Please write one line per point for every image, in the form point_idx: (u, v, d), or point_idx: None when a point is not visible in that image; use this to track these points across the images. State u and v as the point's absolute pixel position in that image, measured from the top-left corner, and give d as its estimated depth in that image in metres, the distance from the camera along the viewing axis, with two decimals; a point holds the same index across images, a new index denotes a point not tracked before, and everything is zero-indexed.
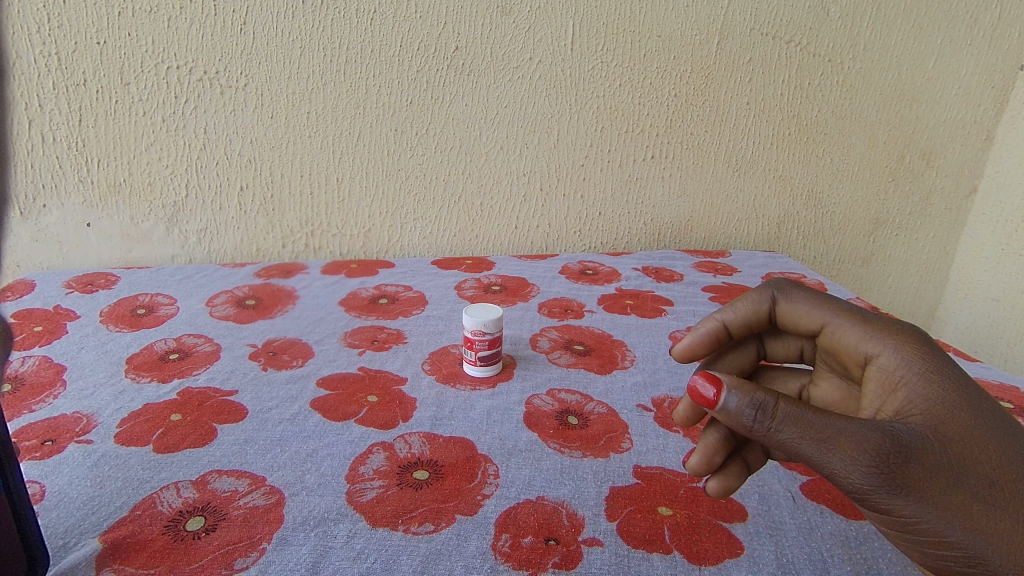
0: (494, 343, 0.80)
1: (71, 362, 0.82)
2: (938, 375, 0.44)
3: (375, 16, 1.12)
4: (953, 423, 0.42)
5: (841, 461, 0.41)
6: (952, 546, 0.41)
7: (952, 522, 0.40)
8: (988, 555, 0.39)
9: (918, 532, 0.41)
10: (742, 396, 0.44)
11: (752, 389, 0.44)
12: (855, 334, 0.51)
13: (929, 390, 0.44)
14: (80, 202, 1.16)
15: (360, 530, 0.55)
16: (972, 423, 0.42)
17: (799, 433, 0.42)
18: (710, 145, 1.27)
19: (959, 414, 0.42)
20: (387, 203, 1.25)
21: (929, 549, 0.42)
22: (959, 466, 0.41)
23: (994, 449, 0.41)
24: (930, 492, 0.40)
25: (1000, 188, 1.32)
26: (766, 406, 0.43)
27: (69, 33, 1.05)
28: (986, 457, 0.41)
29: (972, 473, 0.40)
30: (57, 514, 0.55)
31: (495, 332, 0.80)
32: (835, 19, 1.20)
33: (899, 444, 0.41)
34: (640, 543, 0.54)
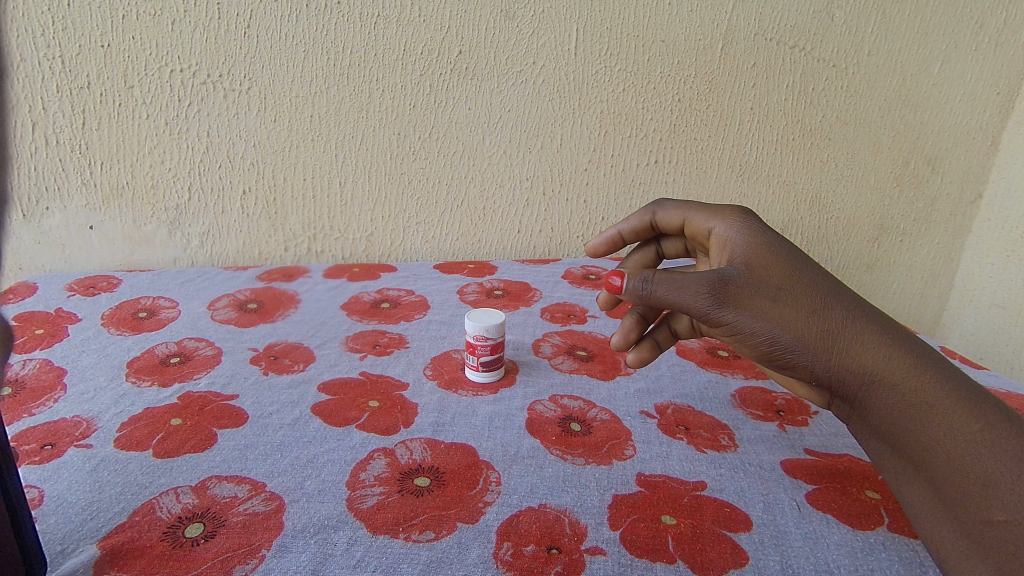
0: (495, 348, 0.80)
1: (72, 365, 0.82)
2: (756, 235, 0.61)
3: (378, 20, 1.12)
4: (766, 262, 0.59)
5: (692, 300, 0.58)
6: (779, 352, 0.57)
7: (772, 331, 0.56)
8: (798, 348, 0.55)
9: (755, 345, 0.58)
10: (633, 277, 0.61)
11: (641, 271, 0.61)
12: (702, 220, 0.68)
13: (749, 245, 0.61)
14: (83, 205, 1.16)
15: (360, 538, 0.54)
16: (777, 263, 0.58)
17: (667, 288, 0.59)
18: (713, 150, 1.27)
19: (770, 256, 0.59)
20: (389, 207, 1.25)
21: (766, 357, 0.58)
22: (770, 289, 0.57)
23: (796, 275, 0.57)
24: (753, 311, 0.57)
25: (1006, 195, 1.31)
26: (647, 279, 0.60)
27: (73, 36, 1.06)
28: (789, 282, 0.57)
29: (781, 294, 0.56)
30: (55, 520, 0.55)
31: (496, 336, 0.80)
32: (839, 24, 1.20)
33: (726, 279, 0.58)
34: (643, 552, 0.53)
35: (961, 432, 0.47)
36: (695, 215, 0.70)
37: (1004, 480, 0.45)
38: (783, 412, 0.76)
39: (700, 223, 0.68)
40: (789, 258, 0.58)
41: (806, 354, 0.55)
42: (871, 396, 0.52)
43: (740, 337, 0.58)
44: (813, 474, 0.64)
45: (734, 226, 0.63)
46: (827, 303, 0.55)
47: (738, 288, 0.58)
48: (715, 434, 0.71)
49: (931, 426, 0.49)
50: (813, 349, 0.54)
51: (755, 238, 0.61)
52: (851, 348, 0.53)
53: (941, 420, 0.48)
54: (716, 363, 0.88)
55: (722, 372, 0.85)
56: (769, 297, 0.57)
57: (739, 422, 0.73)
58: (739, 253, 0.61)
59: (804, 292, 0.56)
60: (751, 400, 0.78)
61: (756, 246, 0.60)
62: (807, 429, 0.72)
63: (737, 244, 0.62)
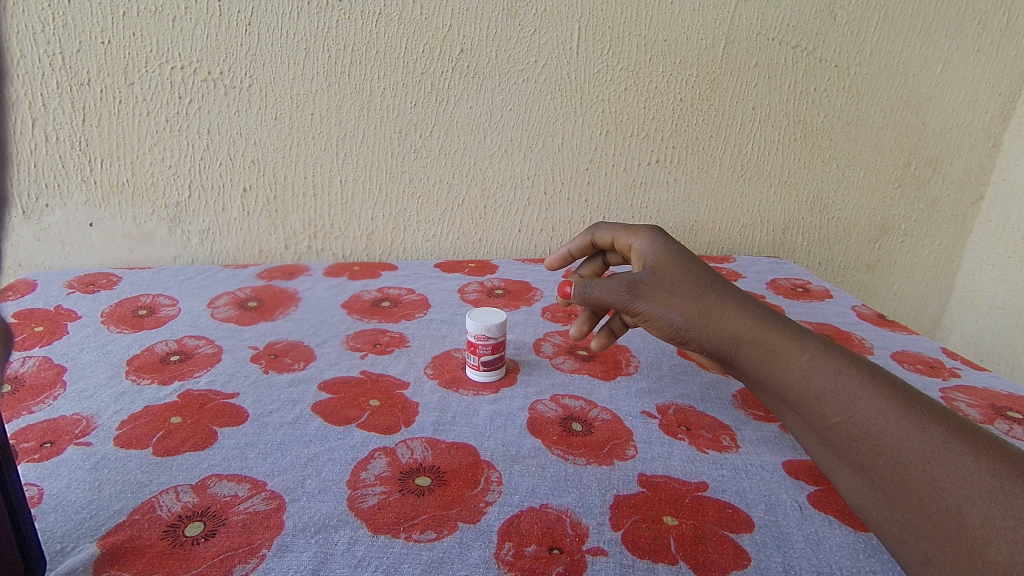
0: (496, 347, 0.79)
1: (72, 363, 0.82)
2: (661, 245, 0.72)
3: (380, 18, 1.11)
4: (666, 262, 0.70)
5: (614, 297, 0.70)
6: (679, 334, 0.67)
7: (670, 316, 0.67)
8: (690, 328, 0.66)
9: (661, 329, 0.69)
10: (577, 284, 0.74)
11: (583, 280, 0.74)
12: (622, 237, 0.78)
13: (655, 251, 0.72)
14: (83, 202, 1.16)
15: (361, 538, 0.54)
16: (674, 264, 0.69)
17: (598, 288, 0.72)
18: (715, 150, 1.27)
19: (667, 257, 0.70)
20: (390, 205, 1.25)
21: (671, 340, 0.69)
22: (668, 281, 0.68)
23: (687, 269, 0.69)
24: (655, 301, 0.68)
25: (1007, 196, 1.31)
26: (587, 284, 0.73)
27: (73, 33, 1.06)
28: (681, 275, 0.68)
29: (675, 286, 0.67)
30: (55, 518, 0.54)
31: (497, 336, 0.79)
32: (842, 24, 1.20)
33: (636, 276, 0.69)
34: (645, 553, 0.53)
35: (799, 366, 0.58)
36: (618, 233, 0.79)
37: (841, 397, 0.54)
38: None
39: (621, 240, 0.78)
40: (682, 256, 0.70)
41: (697, 332, 0.66)
42: (741, 356, 0.63)
43: (649, 324, 0.69)
44: (815, 475, 0.64)
45: (643, 238, 0.74)
46: (710, 289, 0.66)
47: (645, 283, 0.69)
48: (717, 434, 0.71)
49: (778, 365, 0.59)
50: (701, 326, 0.65)
51: (659, 246, 0.72)
52: (726, 319, 0.64)
53: (784, 361, 0.59)
54: None
55: None
56: (666, 287, 0.68)
57: (741, 423, 0.73)
58: (647, 258, 0.72)
59: (691, 281, 0.67)
60: (752, 400, 0.78)
61: (659, 252, 0.71)
62: None
63: (646, 252, 0.72)
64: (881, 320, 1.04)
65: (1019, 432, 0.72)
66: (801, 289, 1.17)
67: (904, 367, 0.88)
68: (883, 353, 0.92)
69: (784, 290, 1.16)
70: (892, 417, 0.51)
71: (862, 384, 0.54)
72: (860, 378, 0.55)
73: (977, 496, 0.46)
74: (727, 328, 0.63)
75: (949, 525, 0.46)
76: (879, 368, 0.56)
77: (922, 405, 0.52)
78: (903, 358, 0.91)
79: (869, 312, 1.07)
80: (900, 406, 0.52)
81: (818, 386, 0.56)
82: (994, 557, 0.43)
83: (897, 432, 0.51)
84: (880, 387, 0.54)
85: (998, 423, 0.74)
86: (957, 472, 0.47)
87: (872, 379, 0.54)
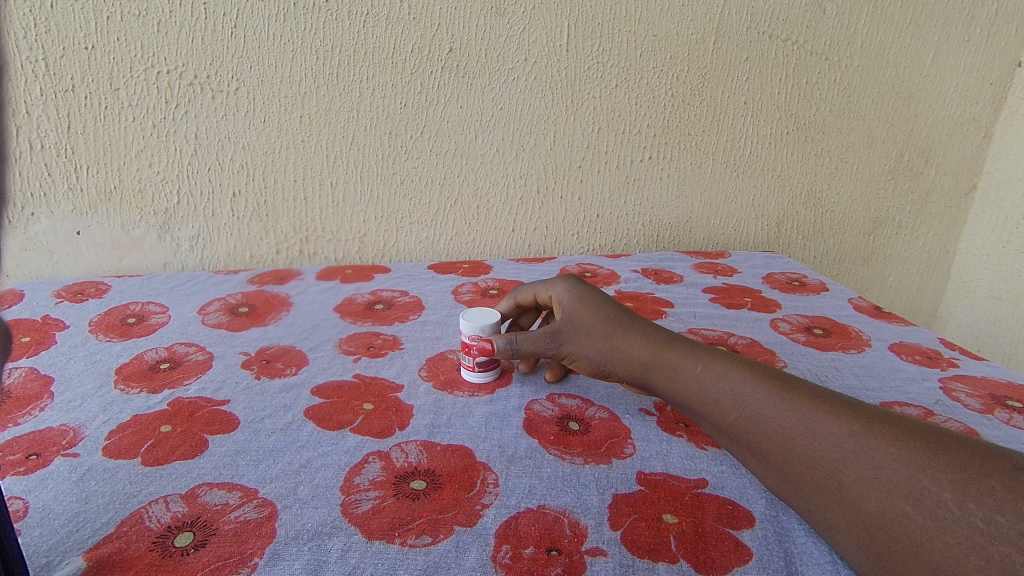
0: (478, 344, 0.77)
1: (59, 373, 0.80)
2: (575, 294, 0.77)
3: (367, 18, 1.10)
4: (581, 308, 0.75)
5: (543, 349, 0.74)
6: (602, 370, 0.73)
7: (592, 356, 0.73)
8: (609, 362, 0.72)
9: (588, 368, 0.74)
10: (501, 340, 0.75)
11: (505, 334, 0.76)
12: (540, 290, 0.81)
13: (572, 300, 0.76)
14: (70, 210, 1.14)
15: (355, 544, 0.53)
16: (587, 309, 0.74)
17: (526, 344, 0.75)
18: (708, 145, 1.26)
19: (582, 301, 0.75)
20: (381, 207, 1.24)
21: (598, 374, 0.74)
22: (584, 325, 0.73)
23: (600, 309, 0.74)
24: (578, 343, 0.73)
25: (1000, 186, 1.31)
26: (512, 340, 0.75)
27: (56, 39, 1.04)
28: (594, 316, 0.73)
29: (590, 328, 0.73)
30: (41, 532, 0.53)
31: (472, 333, 0.77)
32: (832, 17, 1.19)
33: (557, 326, 0.75)
34: (644, 552, 0.52)
35: (694, 378, 0.64)
36: (534, 287, 0.82)
37: (732, 396, 0.60)
38: None
39: (540, 293, 0.81)
40: (594, 299, 0.75)
41: (615, 365, 0.71)
42: (651, 377, 0.68)
43: (576, 365, 0.74)
44: None
45: (560, 287, 0.78)
46: (620, 325, 0.72)
47: (567, 330, 0.74)
48: None
49: (676, 382, 0.65)
50: (617, 359, 0.71)
51: (575, 293, 0.77)
52: (633, 350, 0.70)
53: (684, 378, 0.64)
54: None
55: None
56: (584, 331, 0.73)
57: None
58: (565, 306, 0.76)
59: (603, 321, 0.73)
60: None
61: (575, 300, 0.76)
62: None
63: (565, 300, 0.77)
64: (878, 312, 1.04)
65: (1019, 420, 0.71)
66: (796, 282, 1.16)
67: (901, 358, 0.87)
68: (880, 344, 0.91)
69: (780, 284, 1.15)
70: (771, 404, 0.57)
71: (747, 381, 0.60)
72: (744, 376, 0.60)
73: (846, 455, 0.51)
74: (636, 357, 0.69)
75: (833, 487, 0.51)
76: (762, 366, 0.62)
77: (795, 389, 0.57)
78: (900, 349, 0.90)
79: (865, 305, 1.06)
80: (778, 393, 0.57)
81: (715, 393, 0.61)
82: (868, 505, 0.48)
83: (777, 417, 0.56)
84: (762, 380, 0.59)
85: (998, 412, 0.73)
86: (826, 438, 0.52)
87: (755, 375, 0.60)
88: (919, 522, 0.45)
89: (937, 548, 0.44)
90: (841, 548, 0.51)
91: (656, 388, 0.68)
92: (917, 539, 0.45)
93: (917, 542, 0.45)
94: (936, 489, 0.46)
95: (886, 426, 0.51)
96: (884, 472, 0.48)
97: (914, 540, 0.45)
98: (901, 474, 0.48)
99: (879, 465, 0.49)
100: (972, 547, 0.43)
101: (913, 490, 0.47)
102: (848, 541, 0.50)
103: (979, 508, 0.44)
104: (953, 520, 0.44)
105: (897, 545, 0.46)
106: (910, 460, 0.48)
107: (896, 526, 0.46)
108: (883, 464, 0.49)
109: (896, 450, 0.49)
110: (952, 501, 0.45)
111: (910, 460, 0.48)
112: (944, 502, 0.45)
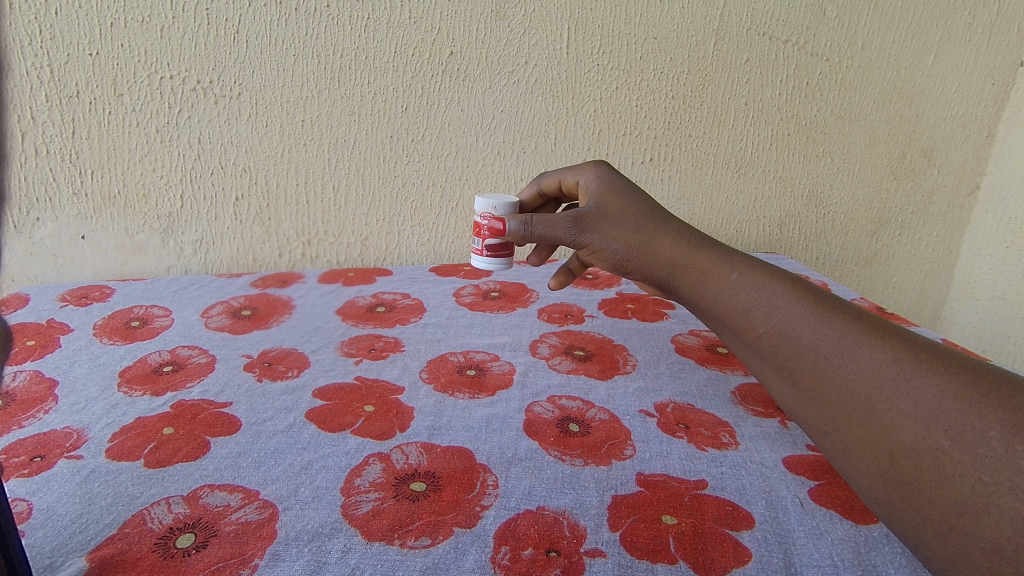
0: (488, 226, 0.77)
1: (63, 376, 0.81)
2: (605, 184, 0.75)
3: (369, 22, 1.11)
4: (611, 197, 0.74)
5: (562, 234, 0.73)
6: (622, 264, 0.73)
7: (614, 248, 0.73)
8: (632, 257, 0.72)
9: (605, 259, 0.74)
10: (517, 221, 0.74)
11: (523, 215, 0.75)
12: (566, 177, 0.80)
13: (600, 190, 0.75)
14: (74, 214, 1.15)
15: (355, 545, 0.53)
16: (617, 201, 0.74)
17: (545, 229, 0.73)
18: (709, 146, 1.26)
19: (612, 192, 0.75)
20: (384, 210, 1.24)
21: (616, 269, 0.75)
22: (610, 215, 0.73)
23: (630, 203, 0.73)
24: (601, 234, 0.73)
25: (1003, 185, 1.30)
26: (527, 222, 0.74)
27: (60, 45, 1.06)
28: (624, 209, 0.73)
29: (618, 220, 0.73)
30: (44, 533, 0.54)
31: (482, 214, 0.78)
32: (832, 18, 1.20)
33: (582, 212, 0.73)
34: (644, 553, 0.53)
35: (727, 285, 0.64)
36: (561, 173, 0.81)
37: (766, 309, 0.61)
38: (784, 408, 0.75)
39: (566, 180, 0.80)
40: (624, 191, 0.74)
41: (637, 261, 0.72)
42: (676, 279, 0.69)
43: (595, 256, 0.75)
44: (816, 470, 0.63)
45: (589, 174, 0.77)
46: (651, 221, 0.72)
47: (592, 218, 0.73)
48: (716, 431, 0.70)
49: (705, 287, 0.66)
50: (642, 257, 0.71)
51: (604, 181, 0.76)
52: (662, 248, 0.70)
53: (714, 282, 0.66)
54: (715, 360, 0.86)
55: (721, 369, 0.84)
56: (610, 222, 0.73)
57: (740, 419, 0.73)
58: (591, 194, 0.76)
59: (633, 215, 0.73)
60: (751, 396, 0.77)
61: (605, 191, 0.75)
62: None
63: (592, 190, 0.76)
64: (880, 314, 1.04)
65: None
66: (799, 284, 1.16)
67: None
68: None
69: None
70: (810, 323, 0.58)
71: (785, 295, 0.60)
72: (782, 291, 0.61)
73: (883, 384, 0.52)
74: (664, 255, 0.70)
75: (862, 414, 0.53)
76: (802, 281, 0.62)
77: (839, 310, 0.58)
78: None
79: (867, 306, 1.07)
80: (820, 315, 0.58)
81: (747, 303, 0.62)
82: (900, 435, 0.50)
83: (814, 336, 0.57)
84: (804, 298, 0.59)
85: None
86: (867, 364, 0.53)
87: (794, 290, 0.61)
88: (954, 457, 0.47)
89: (968, 484, 0.46)
90: (855, 473, 0.54)
91: (679, 290, 0.70)
92: (947, 473, 0.47)
93: (947, 476, 0.47)
94: (981, 427, 0.47)
95: (936, 360, 0.52)
96: (925, 405, 0.50)
97: (944, 473, 0.47)
98: (943, 411, 0.49)
99: (921, 396, 0.50)
100: (1008, 487, 0.45)
101: (953, 427, 0.48)
102: (865, 469, 0.53)
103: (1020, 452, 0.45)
104: (994, 460, 0.46)
105: (922, 476, 0.49)
106: (957, 396, 0.49)
107: (926, 459, 0.48)
108: (926, 396, 0.50)
109: (943, 386, 0.50)
110: (998, 439, 0.46)
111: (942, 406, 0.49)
112: (988, 440, 0.46)
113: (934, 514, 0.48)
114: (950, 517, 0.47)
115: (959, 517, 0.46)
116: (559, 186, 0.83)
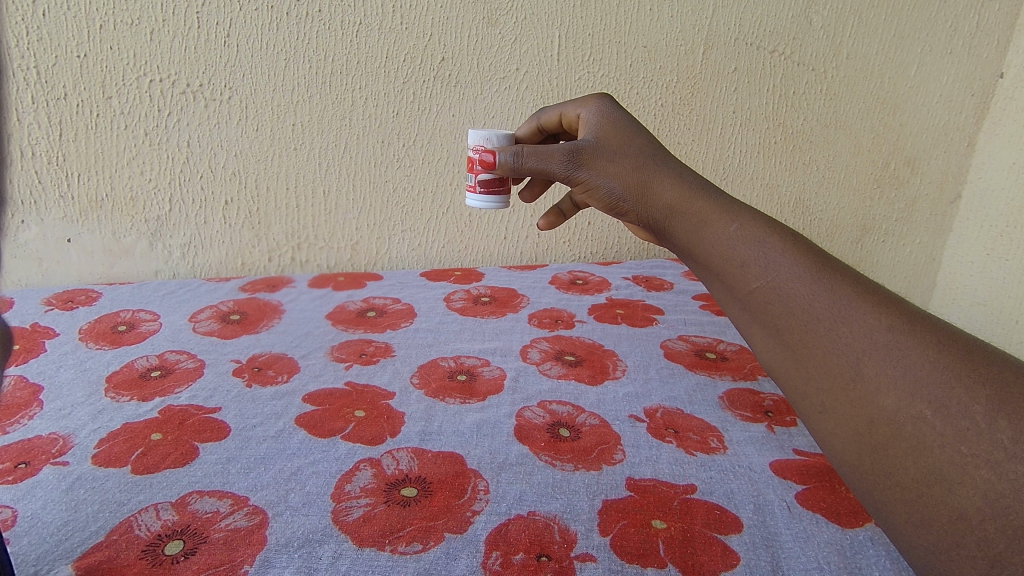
0: (478, 157, 0.74)
1: (49, 381, 0.80)
2: (610, 117, 0.71)
3: (360, 28, 1.12)
4: (611, 131, 0.70)
5: (555, 166, 0.69)
6: (617, 204, 0.68)
7: (610, 185, 0.68)
8: (628, 198, 0.67)
9: (600, 198, 0.69)
10: (505, 151, 0.71)
11: (510, 146, 0.71)
12: (569, 109, 0.77)
13: (603, 124, 0.71)
14: (60, 218, 1.14)
15: (345, 551, 0.53)
16: (619, 135, 0.70)
17: (534, 160, 0.70)
18: (697, 153, 1.28)
19: (613, 127, 0.71)
20: (375, 215, 1.24)
21: (610, 210, 0.70)
22: (609, 150, 0.69)
23: (632, 139, 0.69)
24: (597, 169, 0.69)
25: (983, 194, 1.29)
26: (517, 153, 0.70)
27: (48, 48, 1.06)
28: (625, 145, 0.69)
29: (618, 155, 0.68)
30: (28, 540, 0.53)
31: (474, 147, 0.75)
32: (818, 28, 1.21)
33: (579, 145, 0.69)
34: (633, 557, 0.53)
35: (726, 235, 0.57)
36: (563, 107, 0.78)
37: (763, 263, 0.54)
38: (771, 412, 0.76)
39: (568, 113, 0.77)
40: (627, 126, 0.70)
41: (633, 202, 0.67)
42: (673, 224, 0.63)
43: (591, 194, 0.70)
44: (803, 474, 0.64)
45: (591, 107, 0.73)
46: (652, 160, 0.67)
47: (588, 151, 0.69)
48: (704, 436, 0.71)
49: (700, 233, 0.60)
50: (638, 197, 0.66)
51: (606, 115, 0.72)
52: (662, 188, 0.65)
53: (710, 231, 0.59)
54: (703, 365, 0.87)
55: (710, 374, 0.85)
56: (608, 157, 0.68)
57: (728, 424, 0.73)
58: (591, 127, 0.72)
59: (633, 151, 0.68)
60: (739, 401, 0.78)
61: (607, 124, 0.71)
62: (796, 429, 0.72)
63: (592, 123, 0.72)
64: None
65: None
66: None
67: None
68: None
69: None
70: (807, 281, 0.51)
71: (786, 251, 0.53)
72: (785, 245, 0.54)
73: (875, 348, 0.46)
74: (662, 198, 0.64)
75: (847, 376, 0.47)
76: (807, 238, 0.55)
77: (840, 270, 0.51)
78: None
79: None
80: (818, 274, 0.51)
81: (744, 255, 0.55)
82: (884, 401, 0.45)
83: (808, 293, 0.50)
84: (807, 255, 0.52)
85: None
86: (859, 327, 0.47)
87: (796, 247, 0.53)
88: (935, 428, 0.43)
89: (947, 455, 0.42)
90: (825, 434, 0.49)
91: (675, 237, 0.63)
92: (926, 442, 0.43)
93: (923, 445, 0.43)
94: (967, 400, 0.43)
95: (931, 329, 0.46)
96: (914, 373, 0.45)
97: (922, 443, 0.43)
98: (931, 381, 0.44)
99: (910, 365, 0.45)
100: (987, 461, 0.41)
101: (938, 396, 0.44)
102: (840, 435, 0.48)
103: (1010, 426, 0.41)
104: (975, 433, 0.42)
105: (898, 444, 0.44)
106: (946, 366, 0.44)
107: (906, 428, 0.44)
108: (915, 365, 0.45)
109: (934, 356, 0.45)
110: (981, 414, 0.42)
111: (937, 377, 0.44)
112: (972, 414, 0.42)
113: (906, 482, 0.44)
114: (922, 485, 0.43)
115: (930, 486, 0.43)
116: (559, 122, 0.79)
